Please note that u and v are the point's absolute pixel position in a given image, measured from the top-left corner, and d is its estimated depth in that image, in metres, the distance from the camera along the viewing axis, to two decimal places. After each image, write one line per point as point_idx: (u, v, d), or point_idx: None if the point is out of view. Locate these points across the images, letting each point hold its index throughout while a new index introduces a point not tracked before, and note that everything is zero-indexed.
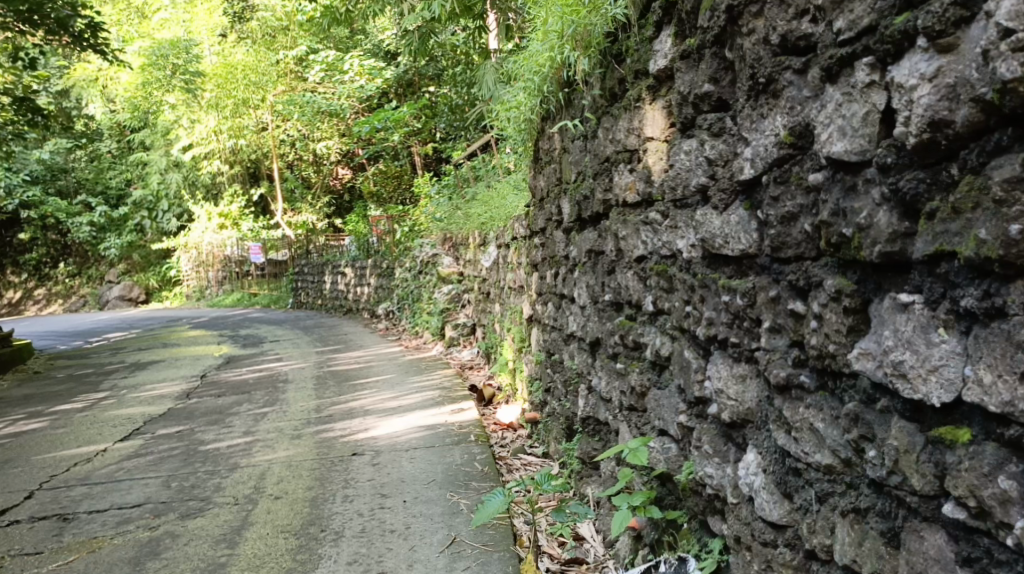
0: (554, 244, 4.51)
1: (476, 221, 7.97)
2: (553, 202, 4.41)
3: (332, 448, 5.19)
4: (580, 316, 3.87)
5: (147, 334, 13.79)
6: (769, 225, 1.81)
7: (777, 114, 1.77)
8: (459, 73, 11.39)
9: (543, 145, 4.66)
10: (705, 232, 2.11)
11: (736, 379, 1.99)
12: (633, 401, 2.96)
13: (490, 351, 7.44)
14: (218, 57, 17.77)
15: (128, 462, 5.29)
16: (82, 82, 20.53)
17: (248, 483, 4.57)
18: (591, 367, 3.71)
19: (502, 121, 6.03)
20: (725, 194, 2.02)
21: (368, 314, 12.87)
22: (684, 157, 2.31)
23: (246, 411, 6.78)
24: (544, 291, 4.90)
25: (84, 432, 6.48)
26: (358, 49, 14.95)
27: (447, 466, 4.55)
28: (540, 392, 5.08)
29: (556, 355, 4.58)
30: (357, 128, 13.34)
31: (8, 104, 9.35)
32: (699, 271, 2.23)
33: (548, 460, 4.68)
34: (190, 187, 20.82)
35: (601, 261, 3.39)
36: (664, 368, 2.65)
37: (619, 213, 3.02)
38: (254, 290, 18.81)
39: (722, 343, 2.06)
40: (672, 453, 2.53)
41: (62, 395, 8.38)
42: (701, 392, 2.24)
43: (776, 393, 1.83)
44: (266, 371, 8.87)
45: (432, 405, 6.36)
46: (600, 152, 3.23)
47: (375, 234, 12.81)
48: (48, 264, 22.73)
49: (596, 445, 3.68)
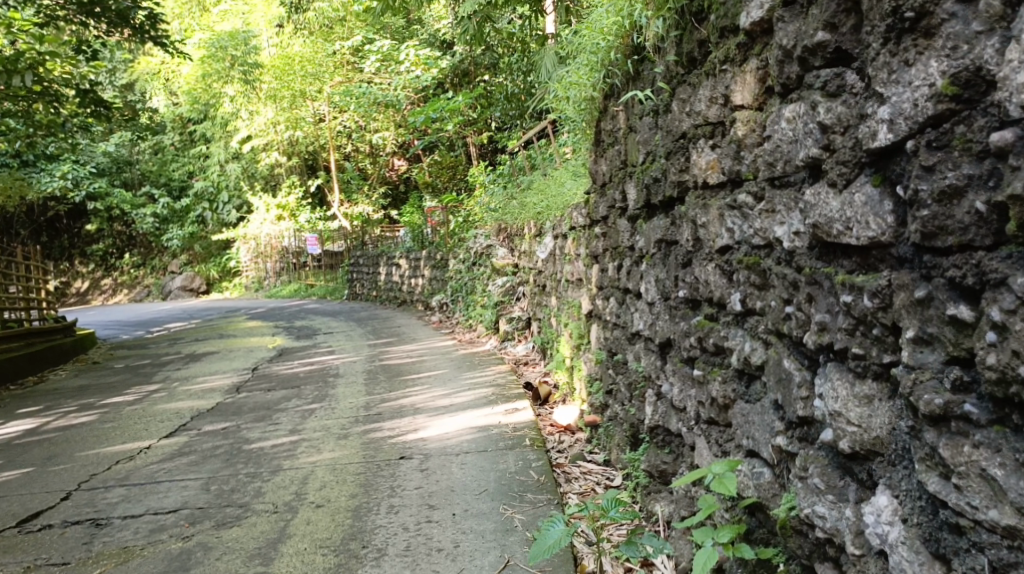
0: (617, 234, 4.12)
1: (532, 210, 7.59)
2: (616, 188, 4.02)
3: (378, 451, 4.87)
4: (647, 314, 3.48)
5: (206, 325, 13.71)
6: (919, 204, 1.40)
7: (930, 57, 1.38)
8: (515, 61, 10.98)
9: (605, 125, 4.27)
10: (818, 215, 1.71)
11: (859, 401, 1.60)
12: (714, 414, 2.57)
13: (546, 347, 7.08)
14: (277, 48, 17.70)
15: (169, 461, 5.01)
16: (146, 75, 20.65)
17: (289, 488, 4.25)
18: (660, 371, 3.32)
19: (561, 104, 5.65)
20: (846, 166, 1.62)
21: (423, 306, 12.61)
22: (786, 125, 1.91)
23: (293, 408, 6.50)
24: (606, 285, 4.51)
25: (131, 427, 6.24)
26: (414, 39, 14.77)
27: (500, 475, 4.18)
28: (601, 394, 4.70)
29: (619, 355, 4.21)
30: (412, 118, 13.10)
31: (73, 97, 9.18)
32: (806, 263, 1.83)
33: (609, 468, 4.31)
34: (250, 179, 20.86)
35: (673, 252, 3.00)
36: (753, 380, 2.26)
37: (697, 196, 2.62)
38: (310, 281, 18.63)
39: (841, 353, 1.66)
40: (767, 480, 2.14)
41: (117, 387, 8.21)
42: (809, 412, 1.85)
43: (924, 424, 1.42)
44: (317, 365, 8.62)
45: (485, 404, 6.00)
46: (674, 127, 2.83)
47: (430, 225, 12.52)
48: (114, 254, 23.03)
49: (666, 458, 3.28)
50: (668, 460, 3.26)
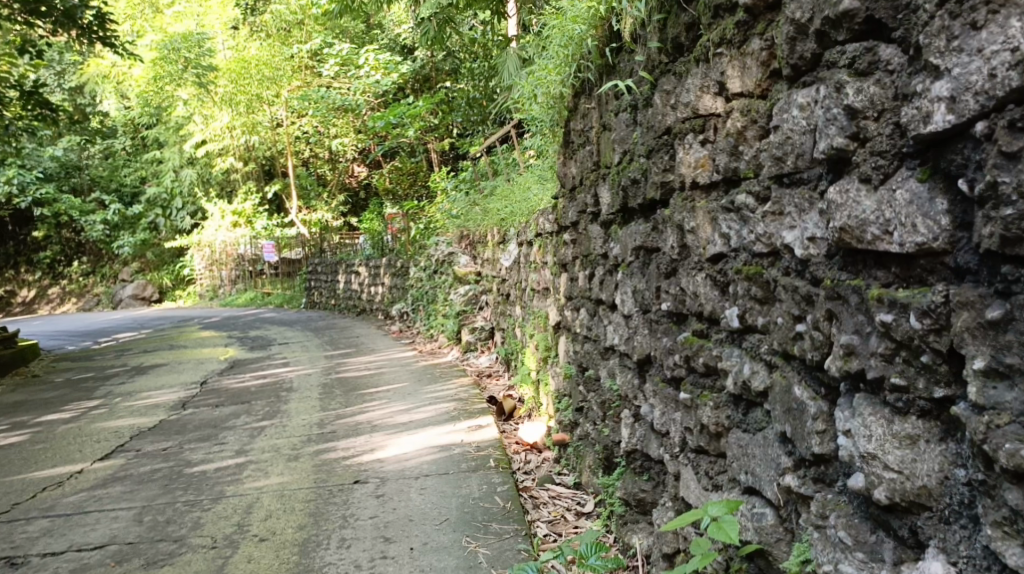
0: (587, 240, 3.83)
1: (496, 217, 7.29)
2: (587, 191, 3.73)
3: (331, 474, 4.53)
4: (622, 327, 3.19)
5: (157, 335, 13.22)
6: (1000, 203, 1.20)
7: (1010, 17, 1.20)
8: (478, 66, 10.66)
9: (575, 124, 3.99)
10: (845, 217, 1.46)
11: (901, 441, 1.37)
12: (703, 443, 2.29)
13: (510, 358, 6.79)
14: (232, 51, 17.22)
15: (101, 489, 4.63)
16: (95, 77, 19.90)
17: (231, 518, 3.91)
18: (639, 390, 3.04)
19: (526, 104, 5.36)
20: (883, 159, 1.40)
21: (382, 314, 12.24)
22: (798, 113, 1.63)
23: (242, 426, 6.13)
24: (576, 296, 4.23)
25: (65, 449, 5.84)
26: (373, 43, 14.43)
27: (463, 501, 3.87)
28: (571, 411, 4.42)
29: (590, 370, 3.92)
30: (372, 123, 12.68)
31: (16, 99, 8.71)
32: (824, 274, 1.57)
33: (580, 491, 4.03)
34: (204, 185, 20.30)
35: (654, 261, 2.72)
36: (751, 406, 1.99)
37: (683, 197, 2.35)
38: (267, 289, 18.12)
39: (874, 383, 1.42)
40: (769, 523, 1.87)
41: (55, 404, 7.76)
42: (827, 449, 1.59)
43: (1005, 477, 1.21)
44: (271, 378, 8.23)
45: (447, 420, 5.68)
46: (656, 123, 2.56)
47: (390, 232, 12.16)
48: (62, 262, 22.28)
49: (644, 486, 3.00)
50: (647, 488, 2.98)
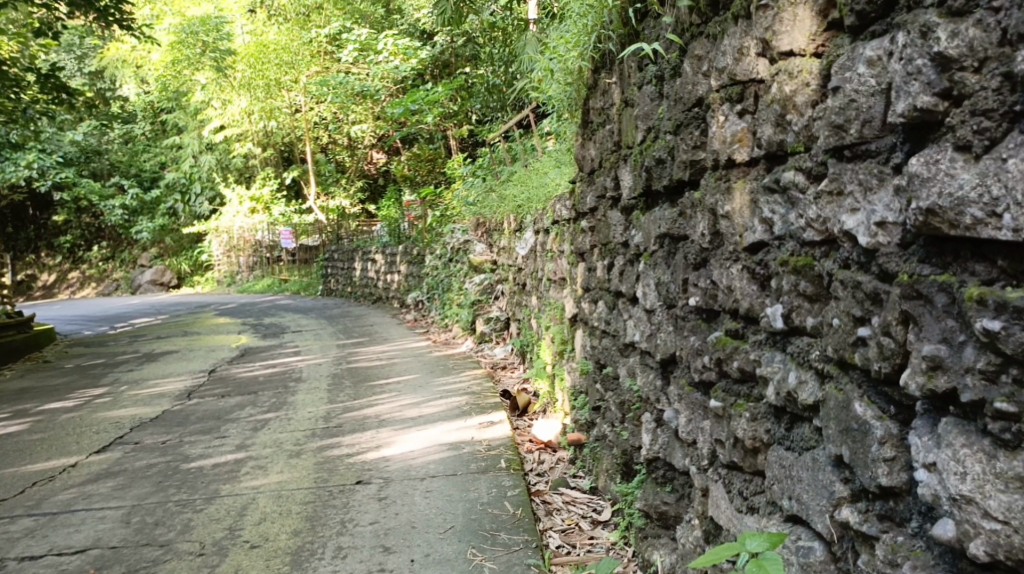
0: (607, 227, 3.53)
1: (513, 203, 6.99)
2: (607, 173, 3.43)
3: (333, 474, 4.27)
4: (644, 323, 2.91)
5: (173, 321, 13.03)
6: None
7: None
8: (497, 51, 10.30)
9: (595, 103, 3.69)
10: (933, 195, 1.19)
11: (1009, 485, 1.12)
12: (737, 459, 2.00)
13: (526, 351, 6.51)
14: (251, 36, 16.97)
15: (93, 485, 4.39)
16: (115, 62, 19.70)
17: (223, 521, 3.66)
18: (662, 393, 2.76)
19: (544, 83, 5.06)
20: (989, 120, 1.14)
21: (398, 303, 11.99)
22: (865, 70, 1.35)
23: (245, 418, 5.88)
24: (594, 287, 3.95)
25: (63, 440, 5.62)
26: (393, 28, 14.13)
27: (470, 507, 3.60)
28: (587, 410, 4.14)
29: (608, 368, 3.63)
30: (390, 110, 12.32)
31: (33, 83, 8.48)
32: (898, 268, 1.29)
33: (596, 497, 3.75)
34: (222, 171, 20.12)
35: (680, 250, 2.42)
36: (795, 420, 1.71)
37: (716, 176, 2.06)
38: (284, 276, 17.92)
39: (971, 408, 1.17)
40: (819, 559, 1.58)
41: (59, 391, 7.56)
42: (897, 482, 1.32)
43: None
44: (280, 367, 7.98)
45: (459, 415, 5.40)
46: (686, 94, 2.27)
47: (407, 219, 11.91)
48: (82, 247, 22.17)
49: (667, 498, 2.72)
50: (670, 501, 2.69)
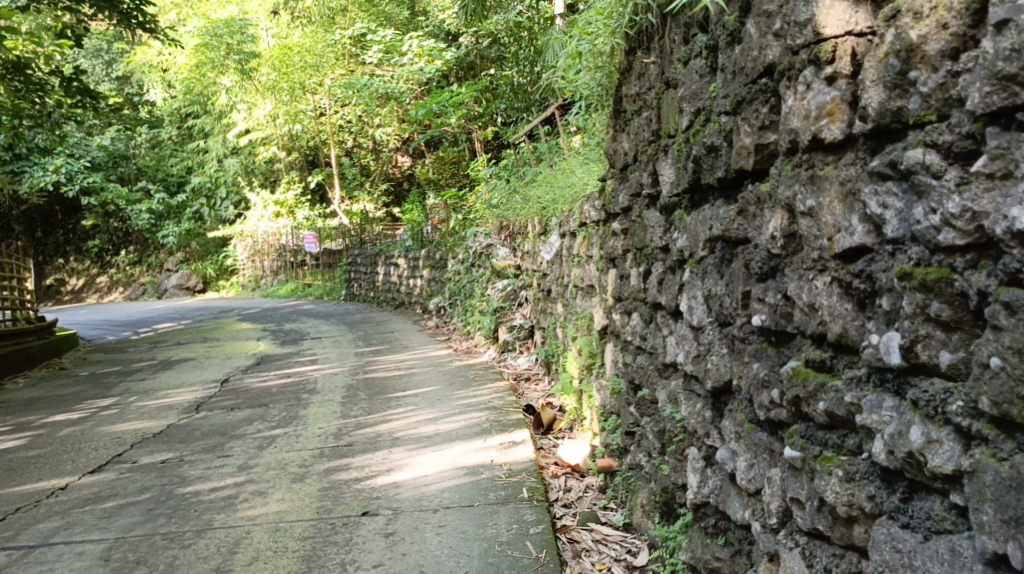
0: (642, 229, 3.08)
1: (537, 204, 6.53)
2: (643, 166, 2.99)
3: (339, 503, 3.84)
4: (688, 340, 2.46)
5: (197, 326, 12.73)
6: None
7: None
8: (523, 51, 9.83)
9: (628, 89, 3.24)
10: None
11: None
12: (821, 525, 1.54)
13: (551, 362, 6.06)
14: (276, 39, 16.65)
15: (77, 513, 3.99)
16: (143, 66, 19.60)
17: (210, 562, 3.24)
18: (711, 427, 2.31)
19: (572, 72, 4.60)
20: None
21: (421, 309, 11.55)
22: None
23: (252, 435, 5.46)
24: (626, 296, 3.49)
25: (59, 457, 5.24)
26: (419, 30, 13.72)
27: (487, 548, 3.16)
28: (619, 434, 3.69)
29: (643, 390, 3.17)
30: (413, 112, 11.79)
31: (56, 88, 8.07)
32: None
33: (632, 535, 3.29)
34: (248, 175, 19.87)
35: (738, 257, 1.98)
36: (916, 490, 1.29)
37: (788, 164, 1.63)
38: (308, 281, 17.49)
39: None
40: None
41: (68, 402, 7.21)
42: None
43: None
44: (295, 378, 7.57)
45: (478, 434, 4.94)
46: (747, 62, 1.84)
47: (431, 223, 11.43)
48: (110, 252, 21.97)
49: (720, 553, 2.25)
50: (723, 556, 2.22)
